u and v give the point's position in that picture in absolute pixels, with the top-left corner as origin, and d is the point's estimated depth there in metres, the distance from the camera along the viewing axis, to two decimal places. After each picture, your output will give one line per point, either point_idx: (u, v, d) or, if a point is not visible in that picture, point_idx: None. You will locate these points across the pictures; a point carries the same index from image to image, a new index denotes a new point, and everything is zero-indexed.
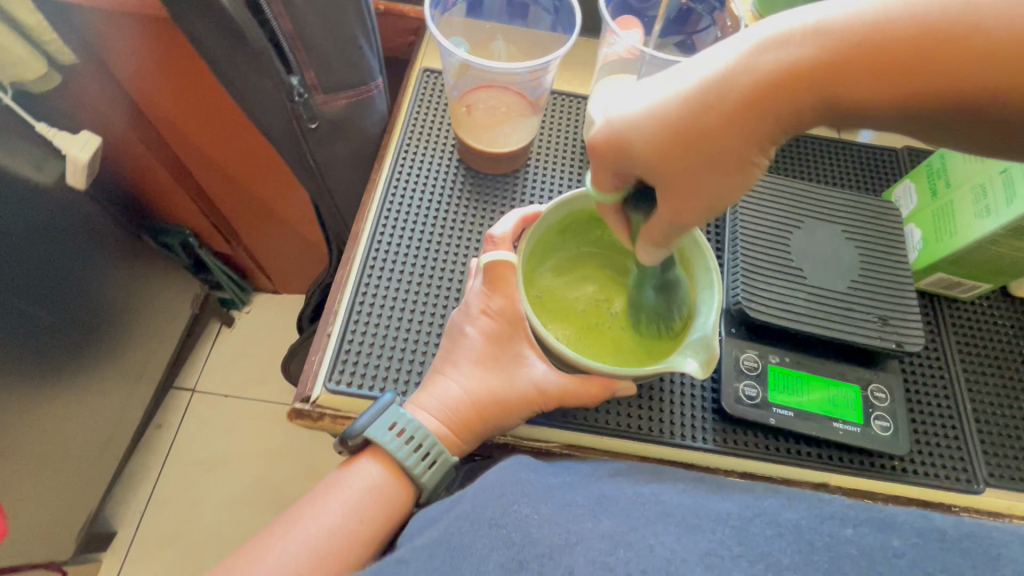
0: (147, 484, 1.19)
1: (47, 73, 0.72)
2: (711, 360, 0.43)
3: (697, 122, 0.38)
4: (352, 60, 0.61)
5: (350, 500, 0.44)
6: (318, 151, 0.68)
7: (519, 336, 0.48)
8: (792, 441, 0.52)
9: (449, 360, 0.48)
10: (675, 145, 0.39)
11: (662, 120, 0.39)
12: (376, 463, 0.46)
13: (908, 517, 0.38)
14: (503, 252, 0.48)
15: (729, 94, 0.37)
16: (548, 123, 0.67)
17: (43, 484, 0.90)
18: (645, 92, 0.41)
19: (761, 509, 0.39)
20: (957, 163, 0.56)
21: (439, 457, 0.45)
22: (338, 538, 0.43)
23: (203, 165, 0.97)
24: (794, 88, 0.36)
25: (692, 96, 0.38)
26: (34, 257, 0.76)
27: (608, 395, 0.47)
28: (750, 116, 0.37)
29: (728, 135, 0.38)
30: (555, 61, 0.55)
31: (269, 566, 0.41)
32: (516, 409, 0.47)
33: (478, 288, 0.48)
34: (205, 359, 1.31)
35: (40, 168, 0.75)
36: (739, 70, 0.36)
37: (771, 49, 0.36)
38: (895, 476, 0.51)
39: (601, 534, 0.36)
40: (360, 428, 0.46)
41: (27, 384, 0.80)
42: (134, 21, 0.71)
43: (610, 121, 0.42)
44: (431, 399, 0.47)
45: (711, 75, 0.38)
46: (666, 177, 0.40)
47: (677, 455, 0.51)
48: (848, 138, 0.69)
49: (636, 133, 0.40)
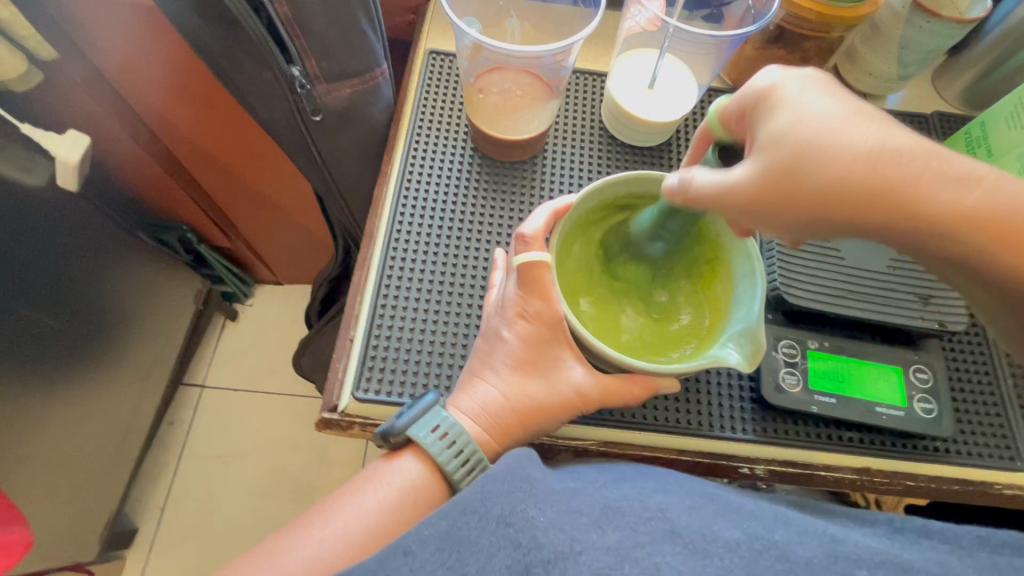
0: (165, 479, 1.19)
1: (28, 71, 0.67)
2: (757, 351, 0.42)
3: (837, 158, 0.35)
4: (354, 46, 0.56)
5: (389, 498, 0.43)
6: (324, 143, 0.65)
7: (557, 340, 0.46)
8: (835, 427, 0.51)
9: (486, 362, 0.47)
10: (781, 156, 0.36)
11: (820, 130, 0.35)
12: (416, 461, 0.45)
13: (925, 563, 0.38)
14: (538, 253, 0.44)
15: (864, 158, 0.35)
16: (571, 104, 0.63)
17: (61, 490, 0.89)
18: (822, 85, 0.37)
19: (771, 540, 0.38)
20: (999, 130, 0.54)
21: (477, 463, 0.44)
22: (375, 536, 0.42)
23: (197, 158, 0.92)
24: (919, 219, 0.35)
25: (855, 125, 0.35)
26: (34, 266, 0.74)
27: (651, 395, 0.46)
28: (867, 202, 0.35)
29: (843, 199, 0.35)
30: (579, 42, 0.50)
31: (307, 556, 0.41)
32: (555, 413, 0.46)
33: (514, 291, 0.46)
34: (212, 354, 1.29)
35: (30, 170, 0.71)
36: (907, 156, 0.35)
37: (951, 169, 0.35)
38: (939, 458, 0.50)
39: (604, 547, 0.36)
40: (402, 426, 0.45)
41: (37, 396, 0.78)
42: (115, 10, 0.66)
43: (777, 84, 0.37)
44: (469, 402, 0.46)
45: (885, 138, 0.35)
46: (779, 168, 0.36)
47: (716, 447, 0.51)
48: (874, 105, 0.67)
49: (796, 117, 0.36)
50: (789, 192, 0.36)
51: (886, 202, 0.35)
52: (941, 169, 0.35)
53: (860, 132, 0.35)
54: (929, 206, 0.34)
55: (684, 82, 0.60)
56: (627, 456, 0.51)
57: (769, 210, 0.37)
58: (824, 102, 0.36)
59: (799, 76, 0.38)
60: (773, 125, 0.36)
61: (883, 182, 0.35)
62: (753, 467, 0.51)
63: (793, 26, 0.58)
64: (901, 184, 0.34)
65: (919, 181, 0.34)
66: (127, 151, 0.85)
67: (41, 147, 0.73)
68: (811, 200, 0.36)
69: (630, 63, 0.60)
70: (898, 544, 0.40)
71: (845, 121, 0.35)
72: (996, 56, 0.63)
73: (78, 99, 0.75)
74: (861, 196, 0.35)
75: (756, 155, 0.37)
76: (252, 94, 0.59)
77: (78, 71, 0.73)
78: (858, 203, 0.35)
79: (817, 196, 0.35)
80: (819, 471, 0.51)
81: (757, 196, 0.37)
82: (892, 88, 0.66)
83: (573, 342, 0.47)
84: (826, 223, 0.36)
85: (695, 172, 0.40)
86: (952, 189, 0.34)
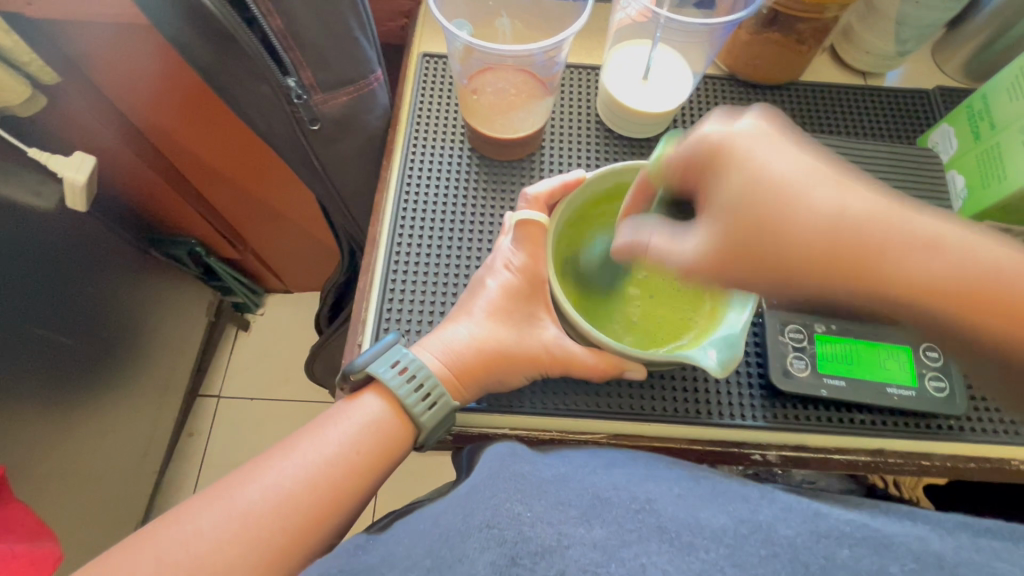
0: (187, 490, 1.20)
1: (32, 97, 0.68)
2: (731, 360, 0.44)
3: (798, 226, 0.36)
4: (348, 54, 0.57)
5: (351, 431, 0.46)
6: (324, 153, 0.65)
7: (538, 296, 0.50)
8: (845, 409, 0.51)
9: (464, 308, 0.50)
10: (741, 223, 0.38)
11: (791, 196, 0.37)
12: (378, 398, 0.47)
13: (905, 538, 0.38)
14: (528, 211, 0.50)
15: (827, 223, 0.36)
16: (566, 98, 0.64)
17: (85, 505, 0.91)
18: (774, 139, 0.39)
19: (757, 524, 0.38)
20: (1001, 102, 0.53)
21: (440, 399, 0.47)
22: (337, 466, 0.45)
23: (201, 173, 0.93)
24: (895, 284, 0.35)
25: (810, 195, 0.37)
26: (46, 287, 0.75)
27: (615, 373, 0.48)
28: (829, 265, 0.36)
29: (798, 265, 0.37)
30: (570, 38, 0.50)
31: (268, 486, 0.43)
32: (523, 365, 0.49)
33: (507, 246, 0.51)
34: (226, 365, 1.31)
35: (38, 194, 0.72)
36: (876, 223, 0.36)
37: (935, 233, 0.36)
38: (952, 436, 0.50)
39: (592, 543, 0.34)
40: (362, 364, 0.47)
41: (58, 413, 0.80)
42: (113, 32, 0.67)
43: (734, 140, 0.40)
44: (434, 342, 0.48)
45: (854, 208, 0.36)
46: (745, 239, 0.38)
47: (727, 435, 0.51)
48: (873, 83, 0.67)
49: (763, 179, 0.38)
50: (745, 253, 0.38)
51: (848, 273, 0.36)
52: (907, 235, 0.36)
53: (825, 198, 0.37)
54: (882, 276, 0.36)
55: (679, 72, 0.59)
56: (638, 449, 0.51)
57: (727, 274, 0.39)
58: (781, 160, 0.38)
59: (753, 138, 0.39)
60: (728, 187, 0.39)
61: (848, 250, 0.36)
62: (764, 453, 0.51)
63: (786, 9, 0.57)
64: (863, 252, 0.35)
65: (893, 248, 0.35)
66: (133, 170, 0.86)
67: (48, 170, 0.74)
68: (772, 263, 0.38)
69: (623, 55, 0.60)
70: (880, 521, 0.41)
71: (806, 179, 0.37)
72: (997, 28, 0.62)
73: (83, 121, 0.76)
74: (817, 266, 0.36)
75: (711, 224, 0.39)
76: (251, 107, 0.60)
77: (81, 93, 0.74)
78: (825, 265, 0.36)
79: (771, 272, 0.38)
80: (833, 455, 0.51)
81: (721, 263, 0.39)
82: (891, 65, 0.66)
83: (552, 305, 0.51)
84: (784, 287, 0.38)
85: (650, 231, 0.42)
86: (931, 258, 0.35)
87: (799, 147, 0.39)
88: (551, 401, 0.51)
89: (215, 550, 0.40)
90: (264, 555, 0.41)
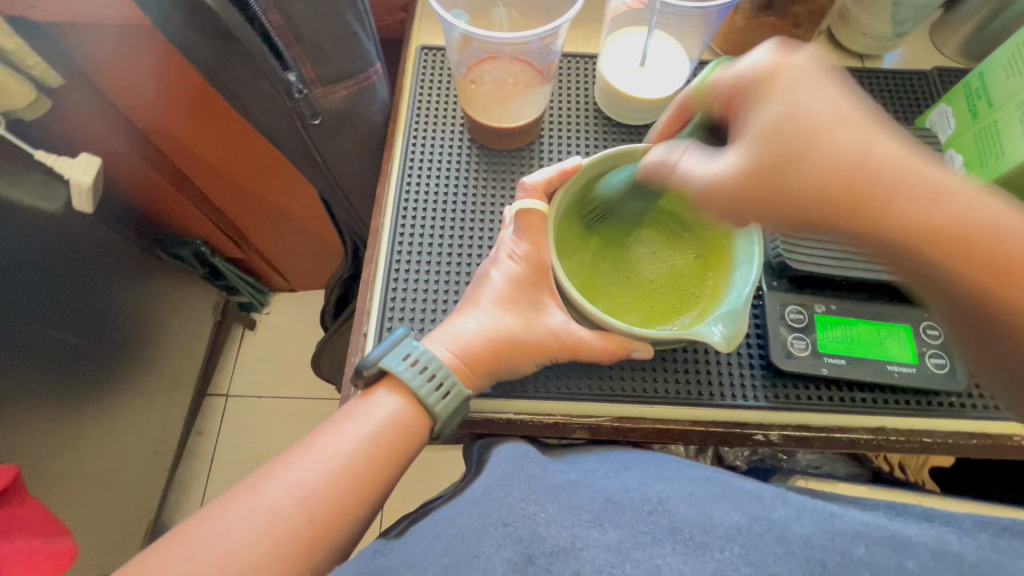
0: (198, 487, 1.22)
1: (37, 99, 0.69)
2: (736, 333, 0.44)
3: (829, 161, 0.39)
4: (347, 48, 0.58)
5: (369, 425, 0.47)
6: (326, 147, 0.66)
7: (542, 285, 0.50)
8: (847, 389, 0.51)
9: (471, 300, 0.51)
10: (772, 148, 0.40)
11: (825, 141, 0.39)
12: (392, 392, 0.48)
13: (920, 537, 0.39)
14: (529, 201, 0.50)
15: (846, 163, 0.39)
16: (564, 87, 0.64)
17: (99, 501, 0.93)
18: (821, 76, 0.41)
19: (771, 521, 0.38)
20: (998, 80, 0.53)
21: (453, 388, 0.47)
22: (355, 458, 0.46)
23: (204, 173, 0.94)
24: (904, 236, 0.38)
25: (836, 134, 0.39)
26: (58, 288, 0.77)
27: (623, 353, 0.49)
28: (847, 203, 0.39)
29: (810, 199, 0.39)
30: (566, 24, 0.51)
31: (291, 482, 0.44)
32: (529, 352, 0.49)
33: (510, 238, 0.51)
34: (234, 363, 1.32)
35: (46, 196, 0.74)
36: (896, 167, 0.38)
37: (959, 183, 0.38)
38: (953, 413, 0.51)
39: (605, 545, 0.35)
40: (375, 358, 0.48)
41: (71, 411, 0.81)
42: (115, 34, 0.68)
43: (785, 67, 0.41)
44: (444, 335, 0.49)
45: (880, 154, 0.39)
46: (785, 186, 0.40)
47: (731, 415, 0.51)
48: (871, 66, 0.67)
49: (806, 111, 0.40)
50: (772, 175, 0.40)
51: (849, 213, 0.39)
52: (928, 187, 0.38)
53: (853, 142, 0.39)
54: (886, 219, 0.38)
55: (676, 57, 0.60)
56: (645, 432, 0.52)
57: (743, 207, 0.42)
58: (819, 97, 0.40)
59: (808, 74, 0.41)
60: (763, 113, 0.41)
61: (861, 190, 0.38)
62: (768, 433, 0.51)
63: None
64: (873, 193, 0.38)
65: (919, 211, 0.38)
66: (136, 171, 0.87)
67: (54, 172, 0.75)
68: (786, 201, 0.40)
69: (620, 42, 0.61)
70: (896, 522, 0.41)
71: (843, 122, 0.39)
72: (993, 7, 0.62)
73: (87, 122, 0.77)
74: (827, 197, 0.39)
75: (745, 146, 0.41)
76: (251, 103, 0.61)
77: (85, 95, 0.75)
78: (836, 205, 0.39)
79: (785, 216, 0.41)
80: (836, 434, 0.51)
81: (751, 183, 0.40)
82: (888, 46, 0.66)
83: (557, 292, 0.51)
84: (801, 224, 0.41)
85: (687, 157, 0.44)
86: (942, 208, 0.37)
87: (840, 84, 0.41)
88: (555, 385, 0.52)
89: (228, 535, 0.41)
90: (280, 550, 0.42)
